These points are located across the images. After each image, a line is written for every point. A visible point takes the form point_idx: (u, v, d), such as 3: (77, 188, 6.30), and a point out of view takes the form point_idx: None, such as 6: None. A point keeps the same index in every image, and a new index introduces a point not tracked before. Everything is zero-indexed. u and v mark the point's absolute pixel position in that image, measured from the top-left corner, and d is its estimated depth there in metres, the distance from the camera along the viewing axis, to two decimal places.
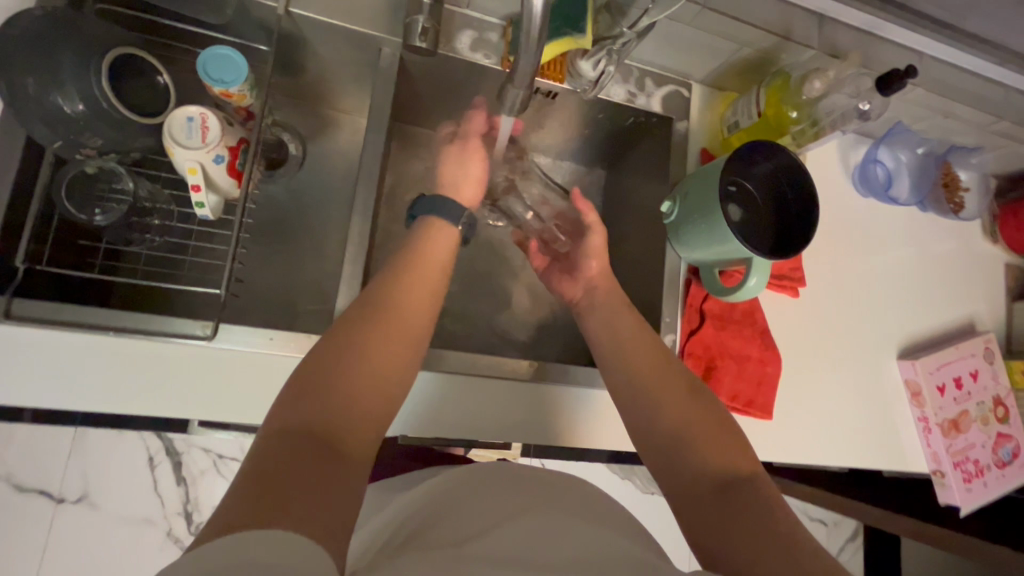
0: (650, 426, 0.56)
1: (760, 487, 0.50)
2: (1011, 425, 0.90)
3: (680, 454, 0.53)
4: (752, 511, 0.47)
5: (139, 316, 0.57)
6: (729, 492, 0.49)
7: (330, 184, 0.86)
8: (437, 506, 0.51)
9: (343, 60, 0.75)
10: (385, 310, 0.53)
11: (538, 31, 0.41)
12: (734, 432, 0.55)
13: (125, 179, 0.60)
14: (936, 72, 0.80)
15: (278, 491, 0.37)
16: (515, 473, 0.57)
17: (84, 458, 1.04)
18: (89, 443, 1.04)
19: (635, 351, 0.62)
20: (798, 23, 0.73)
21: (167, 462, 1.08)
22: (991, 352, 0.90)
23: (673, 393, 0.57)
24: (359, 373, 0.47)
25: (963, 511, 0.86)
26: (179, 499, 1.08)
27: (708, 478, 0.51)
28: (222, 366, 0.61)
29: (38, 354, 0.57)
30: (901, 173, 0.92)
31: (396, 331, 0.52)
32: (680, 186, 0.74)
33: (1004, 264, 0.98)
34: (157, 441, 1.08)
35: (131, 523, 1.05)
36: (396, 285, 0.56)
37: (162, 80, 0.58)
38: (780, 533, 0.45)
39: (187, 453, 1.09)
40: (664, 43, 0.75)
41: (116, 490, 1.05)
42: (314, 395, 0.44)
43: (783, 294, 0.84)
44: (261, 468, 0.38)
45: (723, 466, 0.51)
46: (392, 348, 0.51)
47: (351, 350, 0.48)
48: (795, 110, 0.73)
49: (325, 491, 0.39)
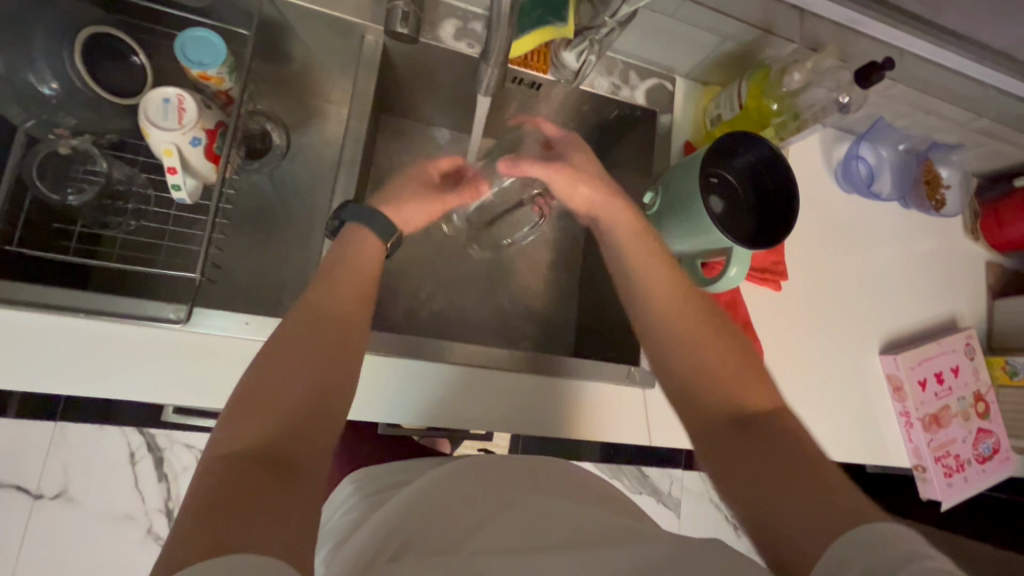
0: (677, 370, 0.57)
1: (784, 420, 0.51)
2: (991, 420, 0.91)
3: (711, 386, 0.55)
4: (780, 446, 0.48)
5: (110, 299, 0.56)
6: (757, 430, 0.50)
7: (315, 173, 0.85)
8: (419, 506, 0.50)
9: (326, 47, 0.75)
10: (313, 317, 0.50)
11: (505, 10, 0.41)
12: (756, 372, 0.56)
13: (99, 160, 0.59)
14: (917, 69, 0.80)
15: (227, 512, 0.34)
16: (497, 472, 0.55)
17: (67, 451, 0.91)
18: (72, 439, 0.90)
19: (663, 298, 0.61)
20: (780, 16, 0.73)
21: (148, 458, 0.96)
22: (971, 347, 0.91)
23: (698, 336, 0.58)
24: (291, 386, 0.44)
25: (944, 505, 0.87)
26: (161, 496, 0.96)
27: (735, 416, 0.52)
28: (194, 352, 0.60)
29: (6, 337, 0.55)
30: (885, 168, 0.92)
31: (326, 334, 0.49)
32: (662, 177, 0.75)
33: (985, 262, 0.99)
34: (139, 437, 0.95)
35: (110, 521, 0.94)
36: (322, 290, 0.53)
37: (137, 60, 0.58)
38: (809, 473, 0.46)
39: (169, 450, 0.97)
40: (647, 36, 0.75)
41: (94, 484, 0.93)
42: (252, 416, 0.42)
43: (765, 288, 0.84)
44: (205, 495, 0.36)
45: (750, 404, 0.53)
46: (327, 352, 0.48)
47: (282, 364, 0.45)
48: (776, 102, 0.73)
49: (282, 505, 0.37)
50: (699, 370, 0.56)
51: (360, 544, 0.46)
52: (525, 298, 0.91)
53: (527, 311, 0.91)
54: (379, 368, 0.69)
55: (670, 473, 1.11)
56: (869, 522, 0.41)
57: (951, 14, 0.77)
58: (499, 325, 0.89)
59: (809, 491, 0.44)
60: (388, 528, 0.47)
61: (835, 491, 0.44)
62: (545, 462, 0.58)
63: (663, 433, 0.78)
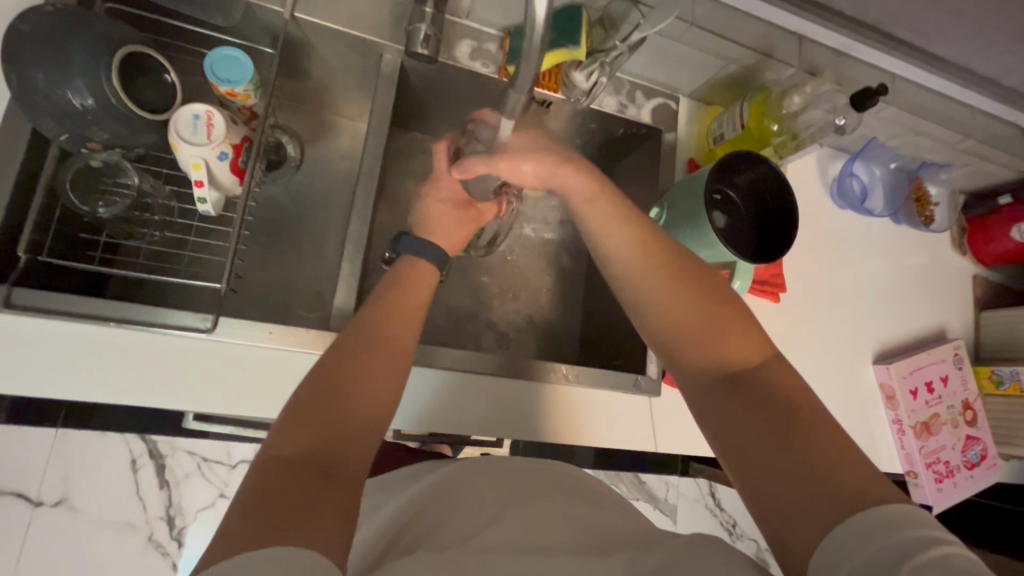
0: (663, 339, 0.55)
1: (779, 375, 0.48)
2: (979, 428, 0.94)
3: (700, 348, 0.51)
4: (774, 407, 0.45)
5: (137, 306, 0.58)
6: (747, 390, 0.47)
7: (329, 185, 0.87)
8: (435, 501, 0.52)
9: (344, 64, 0.77)
10: (369, 340, 0.53)
11: (540, 43, 0.43)
12: (746, 324, 0.52)
13: (129, 173, 0.61)
14: (908, 93, 0.85)
15: (278, 510, 0.37)
16: (511, 470, 0.58)
17: (65, 458, 0.78)
18: (74, 443, 0.78)
19: (638, 266, 0.58)
20: (781, 42, 0.77)
21: (150, 466, 0.83)
22: (960, 357, 0.94)
23: (688, 296, 0.54)
24: (342, 396, 0.47)
25: (936, 510, 0.90)
26: (162, 503, 0.84)
27: (725, 378, 0.49)
28: (217, 360, 0.62)
29: (35, 343, 0.57)
30: (877, 186, 0.97)
31: (376, 354, 0.52)
32: (668, 193, 0.78)
33: (971, 275, 1.03)
34: (141, 442, 0.82)
35: (108, 531, 0.81)
36: (376, 317, 0.57)
37: (169, 78, 0.59)
38: (812, 443, 0.42)
39: (172, 457, 0.85)
40: (654, 58, 0.79)
41: (96, 491, 0.80)
42: (305, 417, 0.44)
43: (764, 299, 0.87)
44: (259, 489, 0.38)
45: (742, 359, 0.49)
46: (377, 371, 0.51)
47: (336, 375, 0.49)
48: (776, 123, 0.77)
49: (327, 507, 0.39)
50: (685, 334, 0.53)
51: (379, 539, 0.49)
52: (531, 308, 0.94)
53: (534, 320, 0.93)
54: None
55: (666, 480, 1.11)
56: (871, 504, 0.38)
57: (940, 42, 0.81)
58: (506, 336, 0.91)
59: (807, 461, 0.41)
60: (399, 530, 0.49)
61: (835, 451, 0.41)
62: (540, 463, 0.61)
63: (668, 439, 0.81)
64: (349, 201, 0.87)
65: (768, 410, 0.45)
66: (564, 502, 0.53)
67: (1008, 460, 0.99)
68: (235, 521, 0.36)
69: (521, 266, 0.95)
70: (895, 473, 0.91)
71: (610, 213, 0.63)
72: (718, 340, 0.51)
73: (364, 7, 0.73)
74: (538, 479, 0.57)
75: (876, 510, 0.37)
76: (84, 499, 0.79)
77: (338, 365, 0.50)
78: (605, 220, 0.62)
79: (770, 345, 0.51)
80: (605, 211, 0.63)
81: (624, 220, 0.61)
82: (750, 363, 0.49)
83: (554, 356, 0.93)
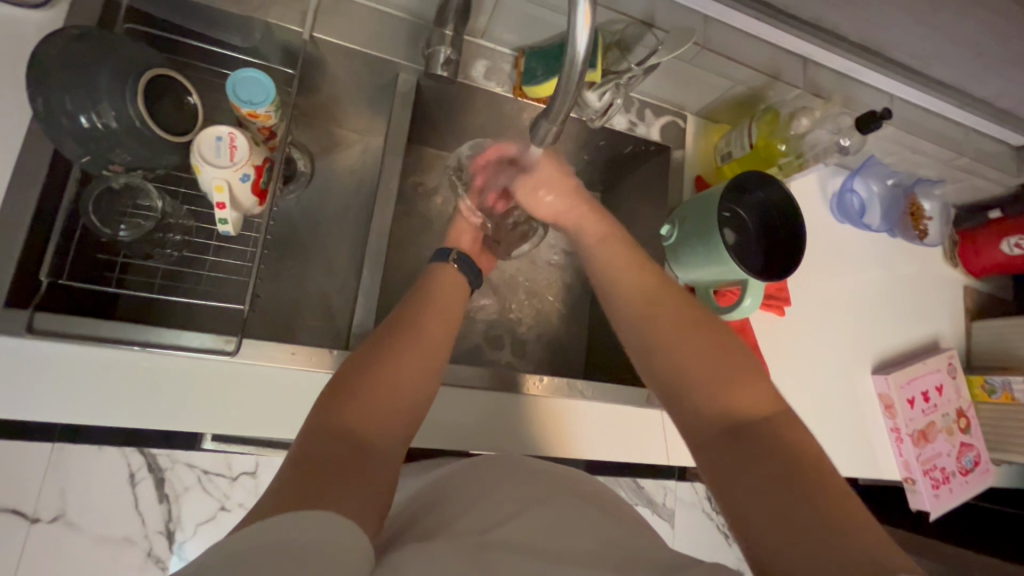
0: (667, 377, 0.56)
1: (787, 428, 0.49)
2: (972, 434, 0.98)
3: (691, 393, 0.54)
4: (775, 453, 0.46)
5: (160, 330, 0.58)
6: (751, 445, 0.48)
7: (338, 200, 0.87)
8: (453, 500, 0.51)
9: (360, 82, 0.78)
10: (408, 335, 0.54)
11: (577, 82, 0.46)
12: (756, 375, 0.54)
13: (152, 196, 0.62)
14: (903, 113, 0.88)
15: (320, 480, 0.38)
16: (533, 466, 0.58)
17: (63, 472, 0.63)
18: (73, 455, 0.63)
19: (642, 299, 0.63)
20: (787, 65, 0.79)
21: (149, 483, 0.67)
22: (953, 367, 0.98)
23: (692, 328, 0.58)
24: (385, 390, 0.48)
25: (933, 515, 0.93)
26: (161, 517, 0.67)
27: (728, 428, 0.50)
28: (236, 383, 0.62)
29: (54, 367, 0.57)
30: (874, 202, 0.99)
31: (413, 350, 0.53)
32: (678, 211, 0.80)
33: (963, 286, 1.07)
34: (140, 453, 0.66)
35: (102, 552, 0.65)
36: (415, 315, 0.57)
37: (191, 100, 0.60)
38: (805, 472, 0.44)
39: (173, 470, 0.67)
40: (664, 78, 0.81)
41: (92, 507, 0.64)
42: (352, 400, 0.45)
43: (770, 313, 0.89)
44: (303, 459, 0.40)
45: (749, 411, 0.51)
46: (416, 368, 0.51)
47: (377, 368, 0.49)
48: (783, 144, 0.79)
49: (362, 491, 0.40)
50: (682, 370, 0.56)
51: (395, 536, 0.47)
52: (538, 320, 0.95)
53: (541, 333, 0.94)
54: None
55: (665, 482, 0.89)
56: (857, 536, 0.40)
57: (938, 65, 0.84)
58: (514, 348, 0.92)
59: (797, 489, 0.43)
60: (406, 533, 0.47)
61: (837, 502, 0.42)
62: (552, 465, 0.60)
63: (678, 453, 0.82)
64: (359, 215, 0.86)
65: (757, 442, 0.48)
66: (585, 504, 0.53)
67: (999, 465, 1.02)
68: (280, 484, 0.38)
69: (529, 279, 0.96)
70: (894, 480, 0.93)
71: (621, 259, 0.67)
72: (726, 385, 0.53)
73: (381, 27, 0.73)
74: (554, 477, 0.57)
75: (862, 537, 0.40)
76: (83, 515, 0.64)
77: (377, 358, 0.50)
78: (616, 264, 0.67)
79: (779, 399, 0.52)
80: (612, 256, 0.68)
81: (629, 264, 0.66)
82: (758, 413, 0.50)
83: (561, 369, 0.94)
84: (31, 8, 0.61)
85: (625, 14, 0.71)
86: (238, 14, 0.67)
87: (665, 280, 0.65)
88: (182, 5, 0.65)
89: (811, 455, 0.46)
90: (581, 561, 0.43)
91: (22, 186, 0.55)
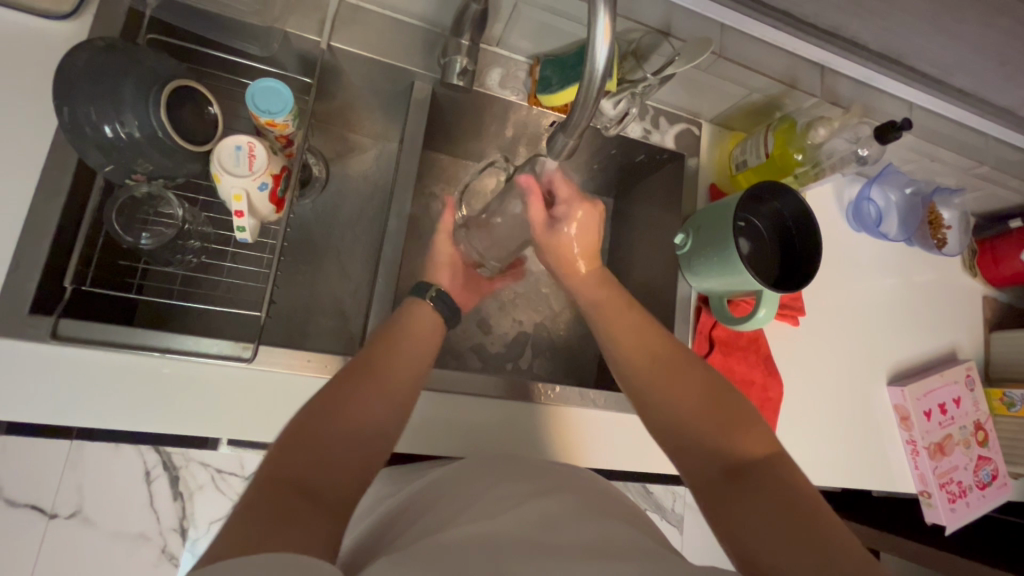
0: (657, 410, 0.59)
1: (782, 467, 0.50)
2: (990, 448, 0.96)
3: (695, 434, 0.56)
4: (775, 492, 0.48)
5: (176, 336, 0.59)
6: (750, 479, 0.50)
7: (351, 206, 0.87)
8: (456, 494, 0.52)
9: (376, 90, 0.78)
10: (373, 377, 0.54)
11: (596, 94, 0.46)
12: (748, 414, 0.56)
13: (172, 204, 0.64)
14: (924, 121, 0.87)
15: (271, 522, 0.37)
16: (522, 461, 0.59)
17: (80, 469, 0.62)
18: (91, 454, 0.63)
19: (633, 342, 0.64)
20: (805, 73, 0.79)
21: (160, 484, 0.66)
22: (972, 379, 0.95)
23: (677, 382, 0.59)
24: (337, 438, 0.47)
25: (949, 530, 0.91)
26: (173, 514, 0.67)
27: (734, 461, 0.52)
28: (251, 388, 0.63)
29: (68, 374, 0.57)
30: (891, 210, 0.98)
31: (373, 389, 0.53)
32: (692, 220, 0.79)
33: (983, 296, 1.05)
34: (155, 451, 0.65)
35: (113, 552, 0.64)
36: (389, 358, 0.57)
37: (212, 111, 0.61)
38: (798, 506, 0.46)
39: (185, 469, 0.68)
40: (679, 87, 0.80)
41: (104, 510, 0.64)
42: (302, 449, 0.45)
43: (783, 322, 0.88)
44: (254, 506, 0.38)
45: (742, 450, 0.53)
46: (377, 416, 0.51)
47: (345, 408, 0.50)
48: (800, 152, 0.79)
49: (306, 527, 0.38)
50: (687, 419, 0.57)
51: (404, 533, 0.48)
52: (549, 326, 0.95)
53: (551, 338, 0.94)
54: (426, 403, 0.72)
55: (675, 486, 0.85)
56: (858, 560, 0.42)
57: (959, 74, 0.84)
58: (525, 352, 0.92)
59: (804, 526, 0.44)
60: (407, 529, 0.48)
61: (830, 530, 0.44)
62: (552, 462, 0.61)
63: None
64: (373, 219, 0.87)
65: (754, 476, 0.50)
66: (582, 500, 0.52)
67: (1017, 478, 1.01)
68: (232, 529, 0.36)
69: (539, 284, 0.95)
70: (909, 493, 0.92)
71: (621, 307, 0.68)
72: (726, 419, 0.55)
73: (398, 35, 0.74)
74: (544, 472, 0.58)
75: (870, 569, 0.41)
76: (99, 511, 0.63)
77: (337, 401, 0.50)
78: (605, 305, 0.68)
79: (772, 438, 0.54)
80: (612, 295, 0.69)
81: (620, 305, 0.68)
82: (754, 454, 0.52)
83: (572, 376, 0.93)
84: (59, 19, 0.62)
85: (641, 23, 0.71)
86: (257, 25, 0.68)
87: (663, 332, 0.65)
88: (202, 15, 0.67)
89: (801, 484, 0.49)
90: (575, 553, 0.43)
91: (46, 194, 0.57)
